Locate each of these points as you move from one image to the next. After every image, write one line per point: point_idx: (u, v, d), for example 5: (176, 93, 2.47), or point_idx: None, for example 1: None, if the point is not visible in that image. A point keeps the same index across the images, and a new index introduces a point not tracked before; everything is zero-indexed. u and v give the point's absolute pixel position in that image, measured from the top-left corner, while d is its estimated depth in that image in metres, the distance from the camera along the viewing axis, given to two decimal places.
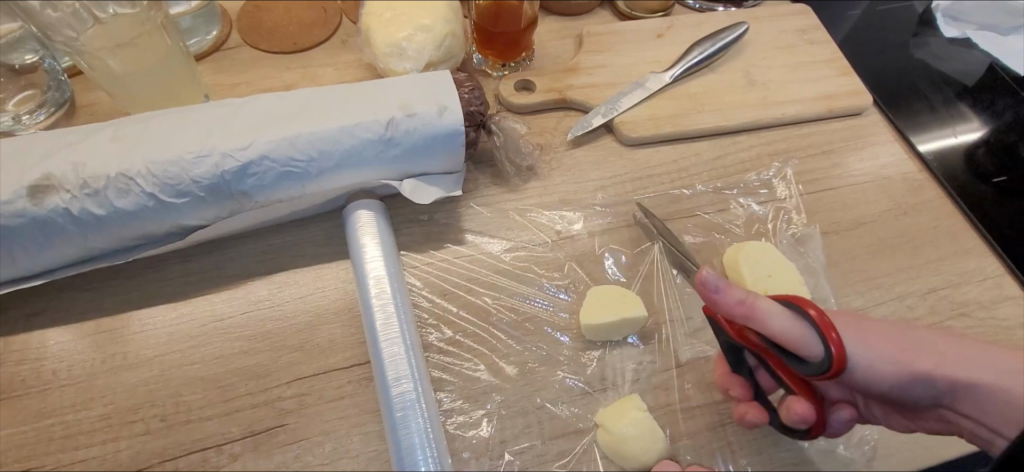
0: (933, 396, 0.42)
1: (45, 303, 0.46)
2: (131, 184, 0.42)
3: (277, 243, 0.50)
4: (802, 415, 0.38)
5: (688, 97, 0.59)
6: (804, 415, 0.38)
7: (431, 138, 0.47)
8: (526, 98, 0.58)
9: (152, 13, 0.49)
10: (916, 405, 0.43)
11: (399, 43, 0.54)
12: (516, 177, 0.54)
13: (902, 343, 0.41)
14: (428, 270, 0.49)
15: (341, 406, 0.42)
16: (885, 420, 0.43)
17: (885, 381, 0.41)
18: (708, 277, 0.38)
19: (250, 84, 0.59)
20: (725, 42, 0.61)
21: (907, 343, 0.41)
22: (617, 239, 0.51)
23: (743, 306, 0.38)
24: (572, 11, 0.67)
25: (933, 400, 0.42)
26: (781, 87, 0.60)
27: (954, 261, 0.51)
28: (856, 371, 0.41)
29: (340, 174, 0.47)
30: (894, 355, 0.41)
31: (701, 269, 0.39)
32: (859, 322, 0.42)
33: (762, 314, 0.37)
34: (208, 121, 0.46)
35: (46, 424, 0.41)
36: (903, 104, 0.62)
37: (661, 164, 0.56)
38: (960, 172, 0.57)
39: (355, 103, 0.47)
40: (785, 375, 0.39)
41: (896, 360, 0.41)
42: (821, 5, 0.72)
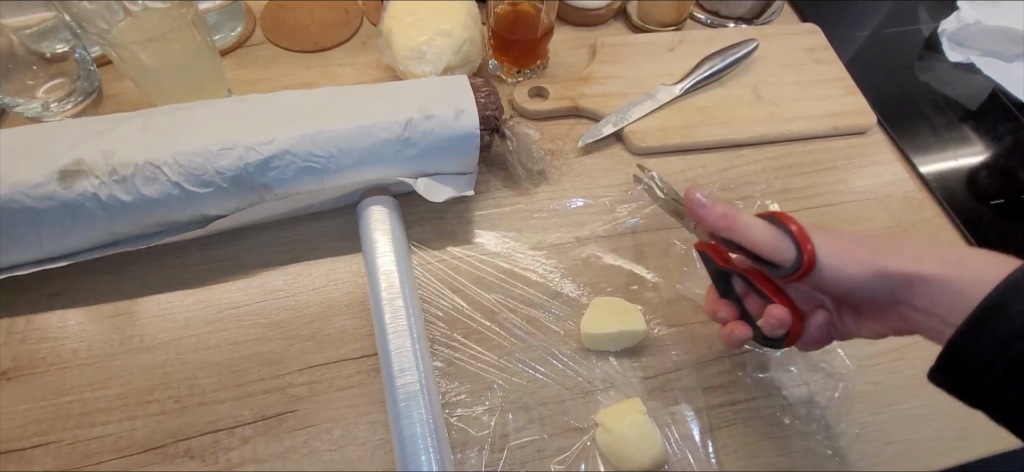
0: (894, 292, 0.43)
1: (67, 284, 0.48)
2: (158, 173, 0.44)
3: (292, 235, 0.51)
4: (779, 320, 0.41)
5: (697, 110, 0.61)
6: (781, 318, 0.41)
7: (448, 140, 0.49)
8: (540, 105, 0.59)
9: (183, 11, 0.51)
10: (882, 303, 0.45)
11: (419, 47, 0.55)
12: (527, 181, 0.56)
13: (871, 245, 0.43)
14: (438, 268, 0.51)
15: (349, 395, 0.44)
16: (855, 327, 0.47)
17: (848, 277, 0.44)
18: (694, 195, 0.44)
19: (273, 81, 0.61)
20: (735, 58, 0.63)
21: (865, 244, 0.44)
22: (623, 244, 0.53)
23: (725, 219, 0.43)
24: (587, 22, 0.69)
25: (895, 296, 0.44)
26: (789, 104, 0.62)
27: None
28: (823, 273, 0.44)
29: (358, 171, 0.48)
30: (857, 252, 0.43)
31: (690, 190, 0.44)
32: (830, 231, 0.44)
33: (743, 226, 0.42)
34: (233, 114, 0.47)
35: (64, 400, 0.43)
36: (907, 125, 0.64)
37: (668, 173, 0.58)
38: (962, 194, 0.58)
39: (375, 103, 0.49)
40: (764, 288, 0.43)
41: (861, 261, 0.43)
42: (831, 25, 0.74)
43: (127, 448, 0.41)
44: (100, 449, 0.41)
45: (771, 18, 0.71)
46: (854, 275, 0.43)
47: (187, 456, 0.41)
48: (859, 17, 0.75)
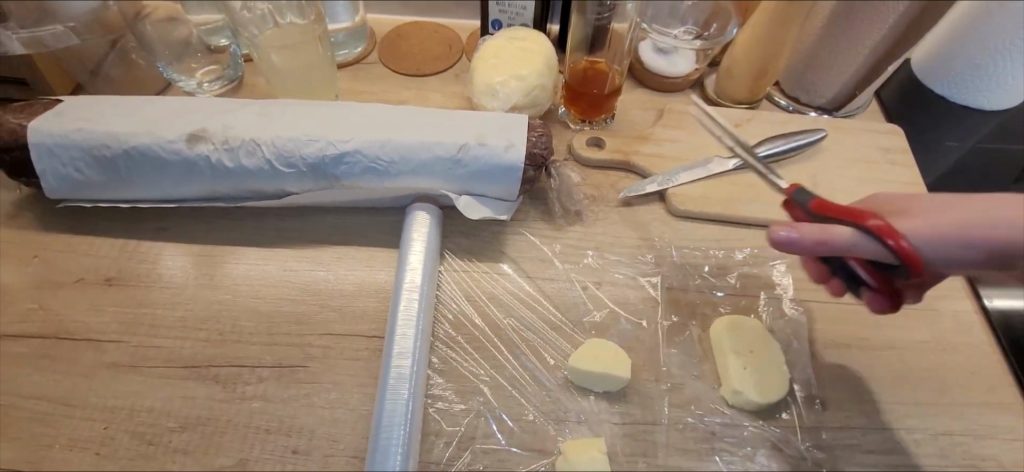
0: (989, 260, 0.46)
1: (170, 223, 0.59)
2: (257, 149, 0.54)
3: (350, 222, 0.59)
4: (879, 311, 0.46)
5: (747, 186, 0.62)
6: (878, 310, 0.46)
7: (496, 167, 0.55)
8: (594, 153, 0.64)
9: (315, 27, 0.62)
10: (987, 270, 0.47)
11: (494, 86, 0.61)
12: (562, 218, 0.60)
13: (946, 215, 0.45)
14: (461, 277, 0.56)
15: (354, 366, 0.50)
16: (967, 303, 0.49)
17: (959, 249, 0.45)
18: (778, 236, 0.43)
19: (373, 94, 0.71)
20: (796, 145, 0.63)
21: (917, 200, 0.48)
22: (637, 294, 0.55)
23: (818, 240, 0.43)
24: (664, 88, 0.72)
25: (993, 260, 0.45)
26: (844, 200, 0.61)
27: (974, 413, 0.49)
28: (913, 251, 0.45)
29: (412, 179, 0.55)
30: (939, 228, 0.45)
31: (771, 233, 0.43)
32: (904, 215, 0.46)
33: (840, 240, 0.42)
34: (327, 113, 0.57)
35: (142, 311, 0.53)
36: None
37: (702, 240, 0.59)
38: None
39: (442, 125, 0.56)
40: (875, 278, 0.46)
41: (952, 234, 0.44)
42: (922, 131, 0.72)
43: (174, 361, 0.50)
44: (154, 356, 0.50)
45: (853, 111, 0.71)
46: (966, 249, 0.45)
47: (214, 380, 0.49)
48: (956, 129, 0.72)
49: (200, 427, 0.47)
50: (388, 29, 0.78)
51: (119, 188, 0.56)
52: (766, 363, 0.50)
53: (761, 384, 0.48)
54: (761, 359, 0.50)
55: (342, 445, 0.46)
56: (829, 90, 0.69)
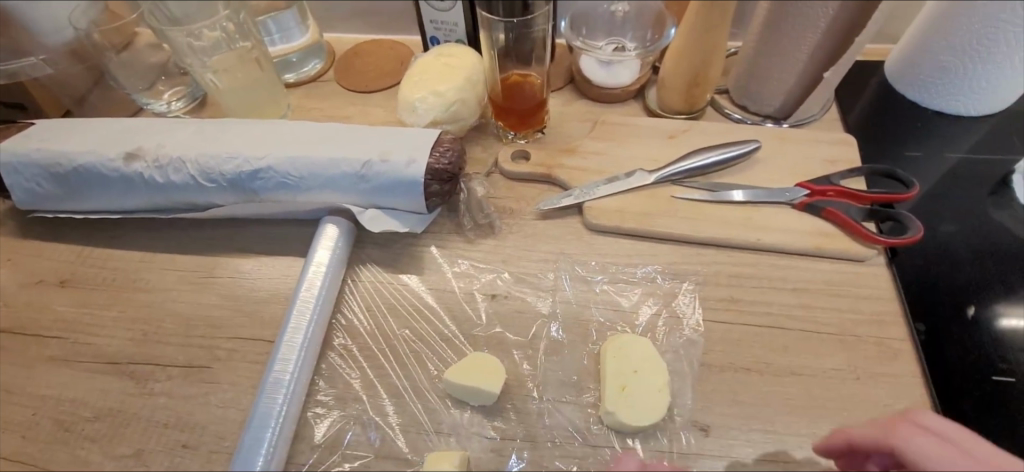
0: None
1: (122, 232, 0.65)
2: (183, 167, 0.58)
3: (276, 233, 0.63)
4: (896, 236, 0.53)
5: (669, 200, 0.60)
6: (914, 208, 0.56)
7: (398, 182, 0.56)
8: (517, 166, 0.64)
9: (255, 49, 0.68)
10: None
11: (413, 102, 0.62)
12: (474, 230, 0.61)
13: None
14: (366, 287, 0.58)
15: (252, 369, 0.53)
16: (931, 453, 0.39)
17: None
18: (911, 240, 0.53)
19: (321, 110, 0.75)
20: (724, 157, 0.60)
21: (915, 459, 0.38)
22: (533, 309, 0.55)
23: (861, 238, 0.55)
24: (603, 99, 0.71)
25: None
26: (771, 214, 0.58)
27: None
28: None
29: (323, 194, 0.58)
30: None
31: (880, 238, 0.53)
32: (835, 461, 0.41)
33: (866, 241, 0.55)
34: (252, 132, 0.60)
35: (83, 311, 0.59)
36: (922, 267, 0.55)
37: (613, 255, 0.58)
38: (954, 359, 0.49)
39: (352, 143, 0.58)
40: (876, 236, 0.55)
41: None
42: (884, 140, 0.66)
43: (101, 357, 0.56)
44: (85, 352, 0.56)
45: (806, 120, 0.67)
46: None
47: (130, 377, 0.54)
48: (927, 136, 0.66)
49: (110, 418, 0.52)
50: (348, 47, 0.82)
51: (75, 200, 0.63)
52: (646, 386, 0.48)
53: (633, 405, 0.47)
54: (643, 382, 0.48)
55: (227, 442, 0.50)
56: (776, 98, 0.65)
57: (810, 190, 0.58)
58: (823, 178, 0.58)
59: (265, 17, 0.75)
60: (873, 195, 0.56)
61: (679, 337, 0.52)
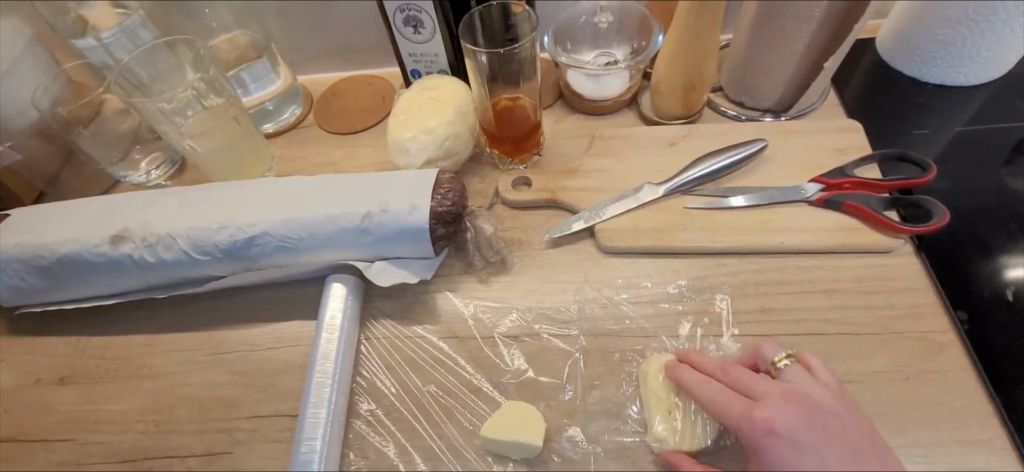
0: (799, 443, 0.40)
1: (117, 316, 0.62)
2: (174, 242, 0.55)
3: (280, 297, 0.60)
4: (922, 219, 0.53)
5: (681, 211, 0.58)
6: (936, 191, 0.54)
7: (401, 232, 0.53)
8: (520, 194, 0.62)
9: (230, 106, 0.65)
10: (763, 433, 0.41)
11: (404, 143, 0.59)
12: (485, 268, 0.58)
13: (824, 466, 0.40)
14: (382, 343, 0.55)
15: (277, 448, 0.51)
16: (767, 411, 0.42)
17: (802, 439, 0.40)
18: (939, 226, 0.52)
19: (307, 158, 0.72)
20: (731, 160, 0.59)
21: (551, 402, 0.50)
22: (562, 345, 0.53)
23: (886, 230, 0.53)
24: (596, 111, 0.69)
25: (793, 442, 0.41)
26: (789, 214, 0.56)
27: (937, 452, 0.44)
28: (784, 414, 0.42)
29: (325, 251, 0.55)
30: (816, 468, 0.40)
31: (907, 228, 0.52)
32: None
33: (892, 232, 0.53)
34: (240, 195, 0.57)
35: (88, 408, 0.56)
36: (952, 250, 0.53)
37: (632, 278, 0.56)
38: (1004, 344, 0.48)
39: (348, 195, 0.55)
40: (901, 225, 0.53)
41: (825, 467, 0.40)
42: (888, 119, 0.65)
43: (115, 455, 0.53)
44: (96, 452, 0.53)
45: (807, 109, 0.65)
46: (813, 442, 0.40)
47: None
48: (930, 110, 0.65)
49: None
50: (325, 88, 0.79)
51: (63, 290, 0.59)
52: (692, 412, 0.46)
53: (686, 429, 0.46)
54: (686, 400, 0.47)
55: None
56: (774, 91, 0.63)
57: (826, 185, 0.56)
58: (836, 170, 0.57)
59: (237, 70, 0.72)
60: (889, 182, 0.55)
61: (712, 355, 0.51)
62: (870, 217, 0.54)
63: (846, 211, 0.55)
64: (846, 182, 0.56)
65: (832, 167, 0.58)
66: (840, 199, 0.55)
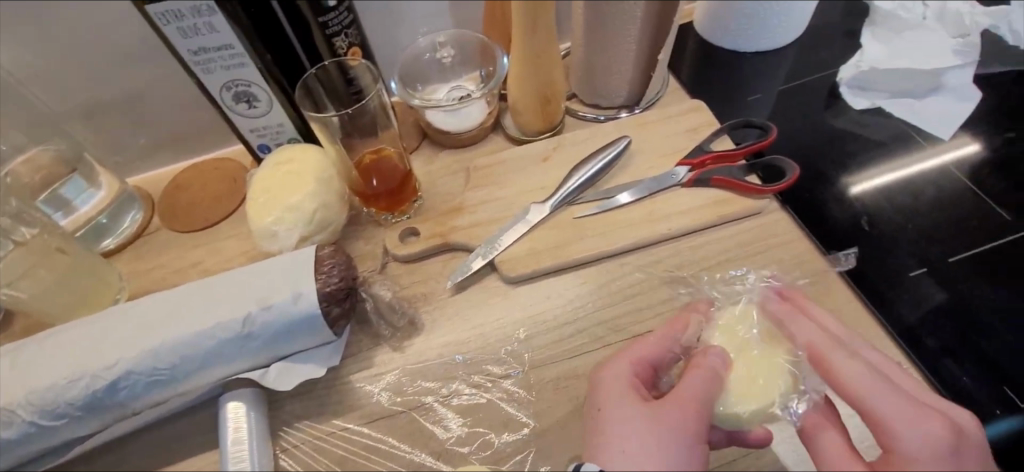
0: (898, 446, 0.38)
1: None
2: (14, 416, 0.46)
3: (169, 435, 0.52)
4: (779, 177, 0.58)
5: (572, 222, 0.58)
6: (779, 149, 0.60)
7: (290, 326, 0.48)
8: (410, 248, 0.59)
9: (46, 238, 0.56)
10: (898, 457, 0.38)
11: (270, 228, 0.54)
12: (393, 335, 0.54)
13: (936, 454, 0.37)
14: (303, 450, 0.50)
15: None
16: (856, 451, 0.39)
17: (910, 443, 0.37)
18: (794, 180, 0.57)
19: (164, 267, 0.64)
20: (603, 163, 0.60)
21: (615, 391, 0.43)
22: (495, 392, 0.51)
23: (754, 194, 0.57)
24: (464, 143, 0.68)
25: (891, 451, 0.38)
26: (668, 199, 0.58)
27: None
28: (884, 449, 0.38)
29: (207, 371, 0.48)
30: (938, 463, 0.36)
31: (771, 188, 0.56)
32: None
33: (759, 194, 0.57)
34: (87, 336, 0.48)
35: None
36: (810, 197, 0.59)
37: (545, 301, 0.55)
38: (873, 271, 0.53)
39: (218, 301, 0.48)
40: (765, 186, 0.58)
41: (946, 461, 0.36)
42: (725, 91, 0.70)
43: None
44: None
45: (657, 97, 0.68)
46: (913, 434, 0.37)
47: None
48: (756, 75, 0.71)
49: None
50: (165, 183, 0.71)
51: None
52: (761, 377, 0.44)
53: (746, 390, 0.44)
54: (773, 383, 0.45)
55: None
56: (622, 88, 0.66)
57: (693, 165, 0.59)
58: (697, 150, 0.60)
59: (52, 191, 0.61)
60: (743, 150, 0.59)
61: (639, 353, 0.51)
62: (737, 186, 0.57)
63: (716, 186, 0.58)
64: (709, 159, 0.59)
65: (692, 147, 0.62)
66: (708, 175, 0.58)
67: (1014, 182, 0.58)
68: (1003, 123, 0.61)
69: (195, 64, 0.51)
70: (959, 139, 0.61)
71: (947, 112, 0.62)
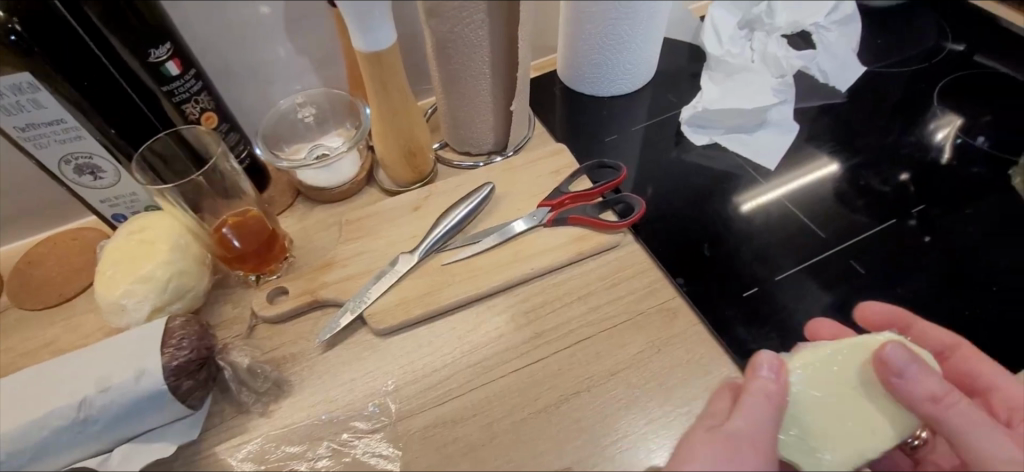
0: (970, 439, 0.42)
1: None
2: None
3: None
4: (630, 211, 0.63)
5: (440, 269, 0.60)
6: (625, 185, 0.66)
7: (134, 405, 0.45)
8: (278, 308, 0.58)
9: None
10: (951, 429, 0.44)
11: (119, 301, 0.52)
12: (258, 401, 0.52)
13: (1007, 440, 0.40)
14: None
15: None
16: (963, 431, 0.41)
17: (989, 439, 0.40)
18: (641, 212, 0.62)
19: (10, 350, 0.59)
20: (469, 209, 0.62)
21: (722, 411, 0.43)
22: (363, 449, 0.50)
23: (610, 230, 0.61)
24: (341, 197, 0.68)
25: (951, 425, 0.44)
26: (532, 239, 0.61)
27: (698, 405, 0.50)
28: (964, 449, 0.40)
29: (41, 462, 0.45)
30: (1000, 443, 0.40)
31: (623, 224, 0.60)
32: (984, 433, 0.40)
33: (615, 229, 0.61)
34: None
35: None
36: (663, 229, 0.64)
37: (416, 350, 0.56)
38: (716, 293, 0.58)
39: (53, 386, 0.46)
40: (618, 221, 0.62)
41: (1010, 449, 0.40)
42: (587, 134, 0.76)
43: None
44: None
45: (526, 140, 0.72)
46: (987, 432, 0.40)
47: None
48: (614, 118, 0.77)
49: None
50: (17, 259, 0.67)
51: None
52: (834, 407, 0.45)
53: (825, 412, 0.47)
54: (871, 407, 0.45)
55: None
56: (489, 136, 0.69)
57: (553, 206, 0.62)
58: (556, 191, 0.64)
59: None
60: (597, 189, 0.64)
61: (505, 392, 0.52)
62: (593, 223, 0.61)
63: (574, 224, 0.62)
64: (567, 198, 0.63)
65: (552, 188, 0.65)
66: (566, 213, 0.62)
67: (834, 203, 0.65)
68: (819, 152, 0.70)
69: (25, 140, 0.51)
70: (819, 161, 0.70)
71: (773, 143, 0.70)
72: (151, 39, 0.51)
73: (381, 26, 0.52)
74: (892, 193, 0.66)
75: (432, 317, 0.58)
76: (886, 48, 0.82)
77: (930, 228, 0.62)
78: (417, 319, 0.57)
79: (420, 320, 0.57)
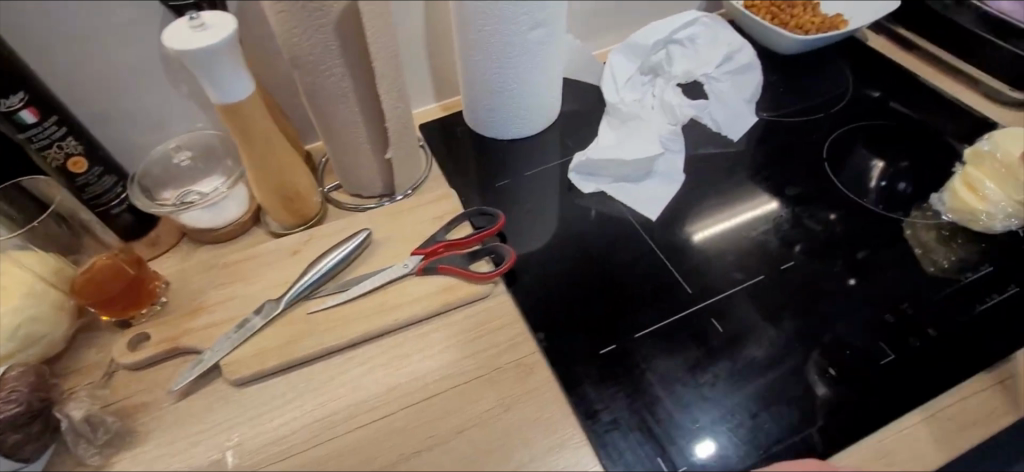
0: None
1: None
2: None
3: None
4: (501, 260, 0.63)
5: (306, 318, 0.59)
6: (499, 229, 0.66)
7: None
8: (137, 355, 0.57)
9: None
10: None
11: None
12: (99, 452, 0.52)
13: None
14: None
15: None
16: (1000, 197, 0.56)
17: None
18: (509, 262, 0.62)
19: None
20: (343, 255, 0.62)
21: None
22: None
23: (480, 280, 0.61)
24: (224, 237, 0.68)
25: None
26: (401, 288, 0.61)
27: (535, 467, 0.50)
28: None
29: None
30: None
31: (495, 274, 0.60)
32: None
33: (485, 279, 0.61)
34: None
35: None
36: (538, 280, 0.64)
37: (269, 402, 0.56)
38: (575, 349, 0.58)
39: None
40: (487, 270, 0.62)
41: None
42: (483, 177, 0.76)
43: None
44: None
45: (421, 180, 0.73)
46: None
47: None
48: (512, 161, 0.77)
49: None
50: None
51: None
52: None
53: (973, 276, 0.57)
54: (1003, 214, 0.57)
55: None
56: (376, 181, 0.69)
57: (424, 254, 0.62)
58: (430, 239, 0.64)
59: None
60: (472, 238, 0.63)
61: (349, 448, 0.52)
62: (462, 273, 0.61)
63: (445, 273, 0.61)
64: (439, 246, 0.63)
65: (429, 236, 0.65)
66: (436, 262, 0.62)
67: (713, 255, 0.65)
68: (706, 202, 0.70)
69: None
70: (760, 197, 0.70)
71: (658, 194, 0.70)
72: (4, 89, 0.51)
73: (236, 76, 0.52)
74: (774, 245, 0.65)
75: (291, 366, 0.58)
76: (788, 95, 0.82)
77: (858, 271, 0.63)
78: (274, 370, 0.57)
79: (278, 370, 0.57)
